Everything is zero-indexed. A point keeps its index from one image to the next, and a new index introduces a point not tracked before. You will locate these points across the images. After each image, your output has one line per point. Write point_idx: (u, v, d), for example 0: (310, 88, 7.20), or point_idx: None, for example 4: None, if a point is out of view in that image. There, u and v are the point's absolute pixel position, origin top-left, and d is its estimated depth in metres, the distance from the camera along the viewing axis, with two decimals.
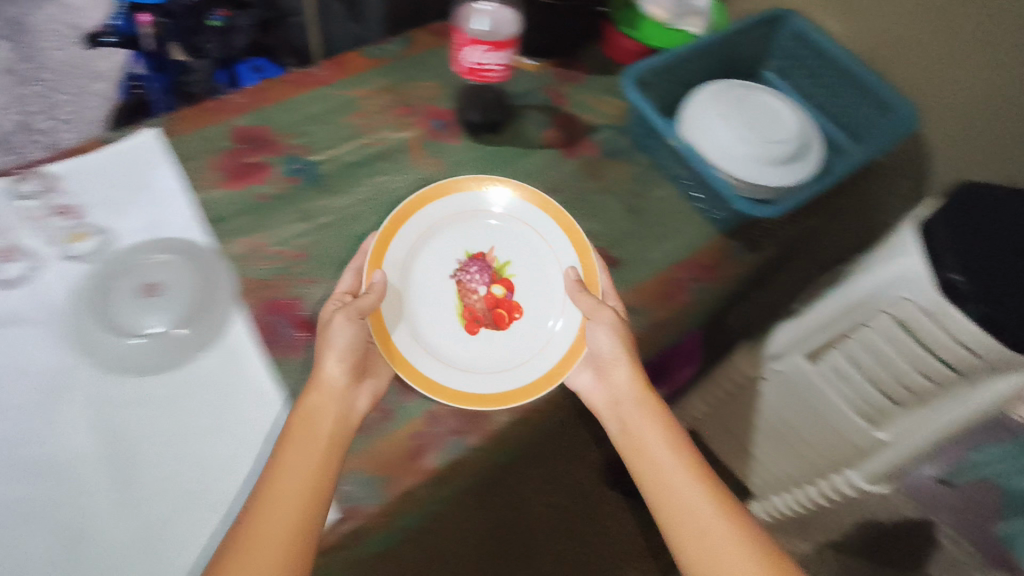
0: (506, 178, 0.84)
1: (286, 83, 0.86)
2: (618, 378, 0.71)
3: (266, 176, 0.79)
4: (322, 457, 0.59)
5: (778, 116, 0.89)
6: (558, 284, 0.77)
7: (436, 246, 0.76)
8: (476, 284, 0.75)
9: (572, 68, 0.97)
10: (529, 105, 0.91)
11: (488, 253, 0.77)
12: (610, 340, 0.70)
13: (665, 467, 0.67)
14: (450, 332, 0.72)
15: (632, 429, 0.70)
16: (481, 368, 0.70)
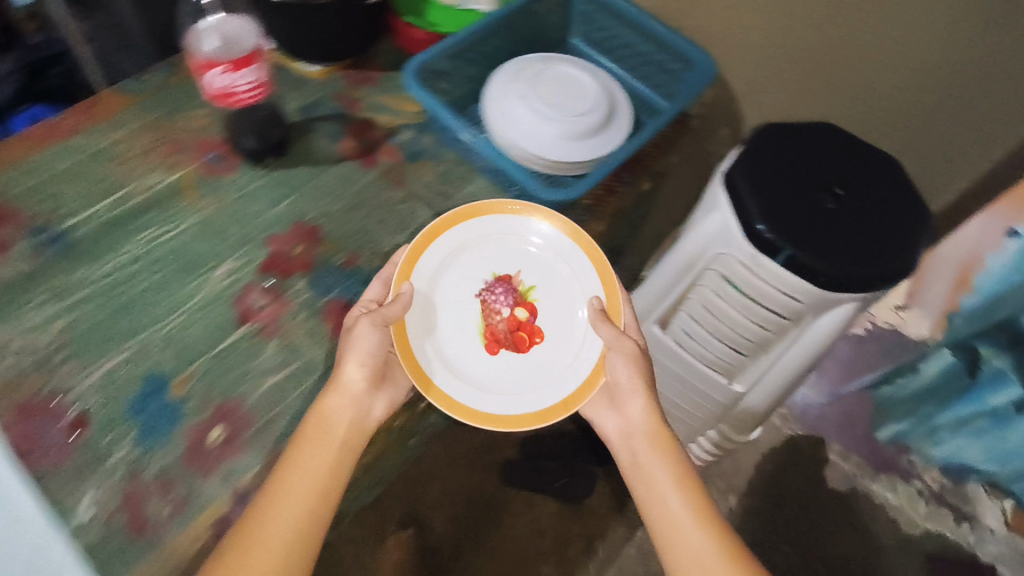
0: (297, 204, 0.76)
1: (21, 141, 0.74)
2: (633, 407, 0.66)
3: (7, 256, 0.68)
4: (314, 459, 0.58)
5: (579, 87, 0.86)
6: (559, 309, 0.72)
7: (472, 259, 0.72)
8: (500, 305, 0.71)
9: (363, 68, 0.90)
10: (318, 117, 0.84)
11: (515, 275, 0.72)
12: (628, 372, 0.66)
13: (659, 483, 0.63)
14: (466, 354, 0.69)
15: (654, 440, 0.65)
16: (487, 387, 0.68)
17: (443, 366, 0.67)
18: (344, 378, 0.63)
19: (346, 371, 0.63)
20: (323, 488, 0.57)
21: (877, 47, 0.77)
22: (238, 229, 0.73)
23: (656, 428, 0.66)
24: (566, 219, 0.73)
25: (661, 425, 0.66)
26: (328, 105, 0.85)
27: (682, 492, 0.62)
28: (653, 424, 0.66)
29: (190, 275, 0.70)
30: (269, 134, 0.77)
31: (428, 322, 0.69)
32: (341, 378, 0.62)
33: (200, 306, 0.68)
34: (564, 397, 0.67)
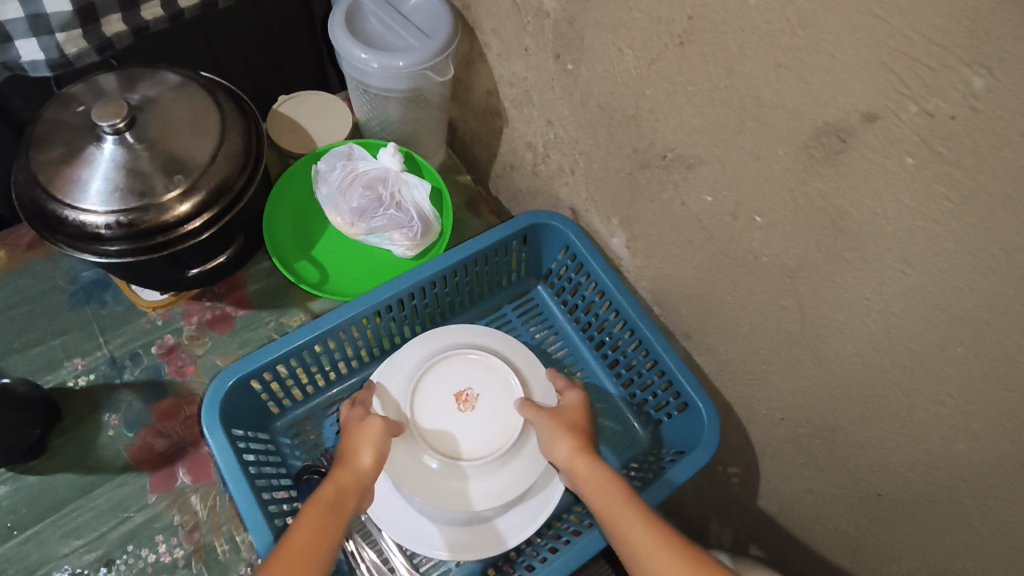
0: (37, 539, 0.53)
1: None
2: (557, 454, 0.50)
3: None
4: (298, 542, 0.40)
5: (469, 389, 0.56)
6: (444, 383, 0.56)
7: (441, 432, 0.54)
8: (463, 413, 0.55)
9: (221, 299, 0.63)
10: (125, 380, 0.59)
11: (438, 406, 0.55)
12: (557, 439, 0.50)
13: (608, 509, 0.45)
14: (488, 424, 0.55)
15: (578, 470, 0.48)
16: (489, 386, 0.56)
17: (488, 404, 0.55)
18: (356, 461, 0.46)
19: (362, 452, 0.47)
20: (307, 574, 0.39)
21: (989, 548, 0.42)
22: None
23: (579, 459, 0.48)
24: (427, 334, 0.59)
25: (587, 450, 0.49)
26: (146, 360, 0.60)
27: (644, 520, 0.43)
28: (572, 461, 0.49)
29: None
30: (31, 424, 0.54)
31: (480, 441, 0.54)
32: (350, 462, 0.46)
33: None
34: (488, 372, 0.57)
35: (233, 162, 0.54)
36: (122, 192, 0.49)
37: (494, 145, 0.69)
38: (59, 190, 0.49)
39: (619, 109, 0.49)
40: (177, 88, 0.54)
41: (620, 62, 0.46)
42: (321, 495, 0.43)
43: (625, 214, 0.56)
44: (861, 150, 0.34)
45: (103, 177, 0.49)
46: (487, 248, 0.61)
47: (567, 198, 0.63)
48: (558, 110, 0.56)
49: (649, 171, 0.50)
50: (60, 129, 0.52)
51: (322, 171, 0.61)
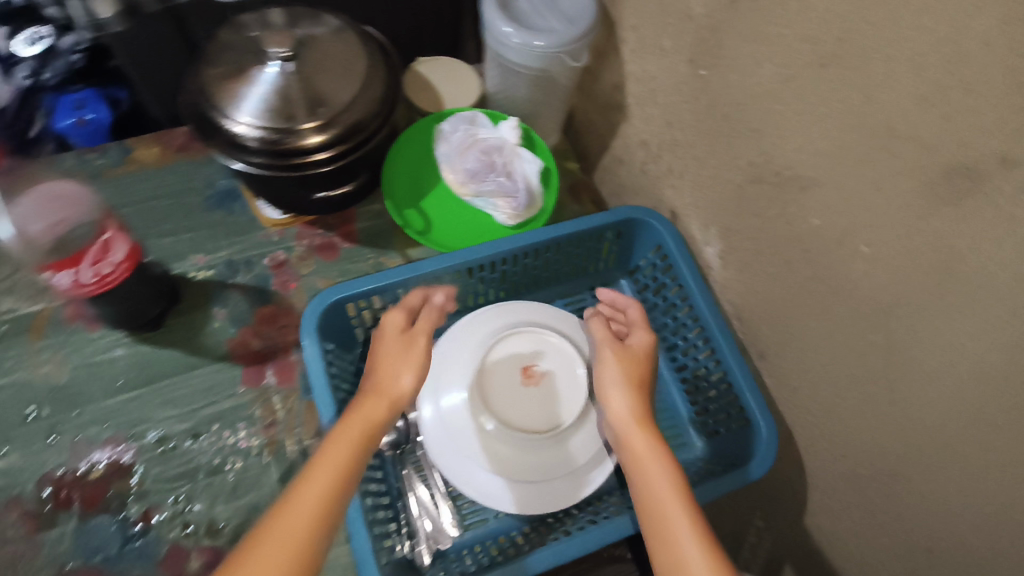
0: (140, 400, 0.60)
1: None
2: (612, 405, 0.49)
3: None
4: (339, 445, 0.42)
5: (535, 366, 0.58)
6: (512, 356, 0.59)
7: (501, 400, 0.57)
8: (525, 385, 0.58)
9: (330, 229, 0.69)
10: (237, 282, 0.66)
11: (503, 376, 0.58)
12: (617, 391, 0.49)
13: (650, 473, 0.43)
14: (547, 402, 0.57)
15: (630, 427, 0.47)
16: (553, 367, 0.59)
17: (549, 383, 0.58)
18: (397, 383, 0.48)
19: (403, 373, 0.49)
20: (337, 479, 0.40)
21: None
22: (58, 410, 0.59)
23: (635, 421, 0.47)
24: (502, 307, 0.62)
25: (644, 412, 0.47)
26: (257, 268, 0.66)
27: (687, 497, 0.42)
28: (630, 418, 0.47)
29: None
30: (155, 299, 0.61)
31: (536, 416, 0.57)
32: (391, 383, 0.48)
33: None
34: (556, 353, 0.59)
35: (372, 105, 0.59)
36: (275, 110, 0.55)
37: (609, 137, 0.71)
38: (222, 102, 0.56)
39: (744, 120, 0.50)
40: (336, 32, 0.60)
41: (757, 74, 0.47)
42: (356, 417, 0.44)
43: (727, 225, 0.57)
44: (993, 195, 0.34)
45: (260, 96, 0.55)
46: (583, 232, 0.64)
47: (670, 200, 0.64)
48: (681, 112, 0.57)
49: (761, 185, 0.51)
50: (233, 50, 0.58)
51: (444, 131, 0.65)
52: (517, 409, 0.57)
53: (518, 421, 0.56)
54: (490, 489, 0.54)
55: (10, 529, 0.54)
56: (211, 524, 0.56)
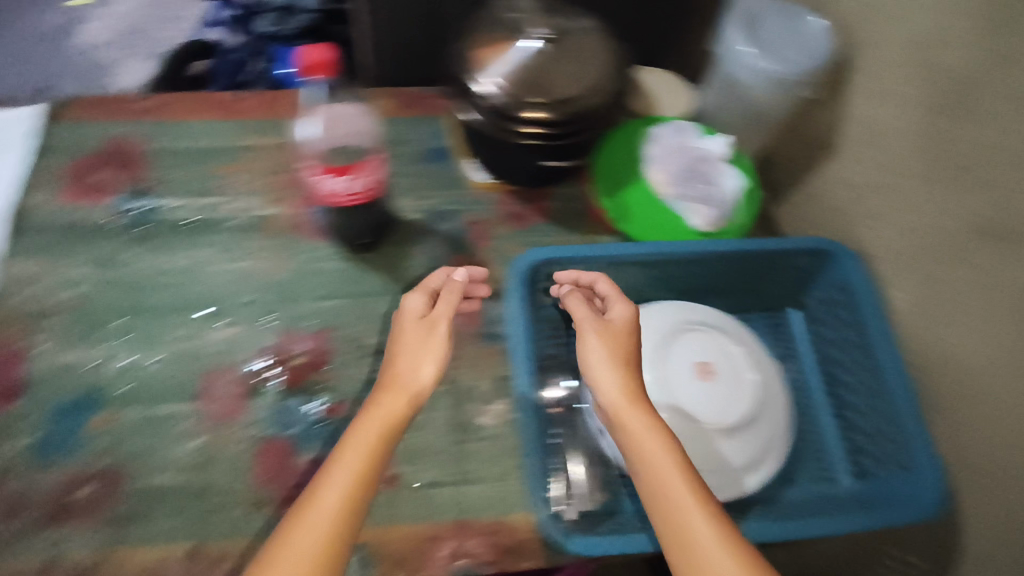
0: (342, 309, 0.67)
1: (196, 103, 0.78)
2: (607, 386, 0.52)
3: (103, 201, 0.71)
4: (363, 440, 0.49)
5: (707, 362, 0.61)
6: (688, 348, 0.62)
7: (670, 385, 0.60)
8: (694, 377, 0.60)
9: (527, 201, 0.75)
10: (439, 229, 0.73)
11: (676, 363, 0.61)
12: (611, 375, 0.53)
13: (655, 465, 0.48)
14: (712, 398, 0.59)
15: (625, 409, 0.51)
16: (723, 368, 0.61)
17: (718, 381, 0.60)
18: (419, 374, 0.54)
19: (424, 364, 0.54)
20: (362, 472, 0.48)
21: None
22: (273, 302, 0.67)
23: (626, 400, 0.51)
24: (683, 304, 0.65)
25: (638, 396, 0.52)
26: (457, 221, 0.73)
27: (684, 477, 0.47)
28: (623, 401, 0.51)
29: (197, 315, 0.66)
30: (373, 228, 0.70)
31: (700, 408, 0.59)
32: (412, 373, 0.54)
33: (176, 358, 0.64)
34: (728, 357, 0.62)
35: (607, 97, 0.64)
36: (518, 82, 0.62)
37: (806, 172, 0.73)
38: (479, 65, 0.63)
39: (981, 173, 0.52)
40: (589, 28, 0.66)
41: (1009, 130, 0.49)
42: (374, 419, 0.50)
43: (930, 273, 0.58)
44: None
45: (514, 67, 0.62)
46: (771, 252, 0.66)
47: (864, 241, 0.66)
48: (904, 157, 0.59)
49: (983, 239, 0.52)
50: (498, 26, 0.66)
51: (657, 134, 0.70)
52: (683, 396, 0.59)
53: (682, 407, 0.59)
54: (633, 462, 0.58)
55: (224, 390, 0.63)
56: None
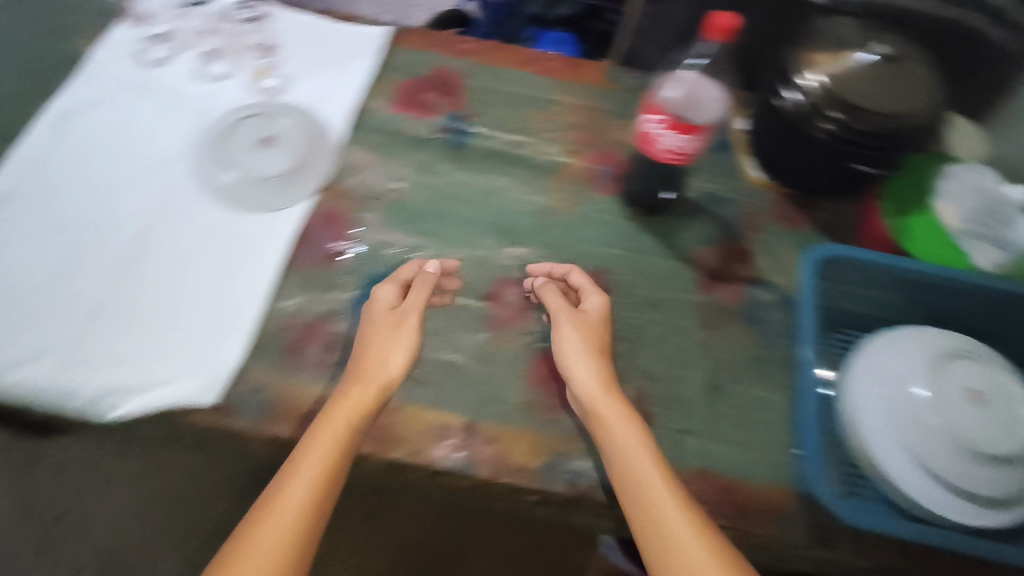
0: (618, 259, 0.74)
1: (512, 55, 0.88)
2: (576, 371, 0.61)
3: (428, 116, 0.81)
4: (323, 442, 0.55)
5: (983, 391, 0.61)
6: (964, 374, 0.62)
7: (942, 402, 0.60)
8: (968, 402, 0.60)
9: (799, 208, 0.79)
10: (713, 212, 0.78)
11: (951, 384, 0.61)
12: (587, 355, 0.62)
13: (625, 459, 0.56)
14: (985, 426, 0.59)
15: (597, 391, 0.60)
16: (999, 402, 0.61)
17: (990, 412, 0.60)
18: (388, 364, 0.60)
19: (393, 355, 0.60)
20: (330, 471, 0.54)
21: None
22: (559, 237, 0.75)
23: (602, 385, 0.60)
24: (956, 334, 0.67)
25: (609, 384, 0.60)
26: (730, 209, 0.78)
27: (653, 463, 0.56)
28: (596, 392, 0.60)
29: (495, 231, 0.74)
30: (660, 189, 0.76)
31: (971, 432, 0.59)
32: (382, 365, 0.60)
33: (475, 263, 0.72)
34: (1004, 392, 0.62)
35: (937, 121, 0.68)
36: (842, 87, 0.67)
37: None
38: (819, 66, 0.68)
39: None
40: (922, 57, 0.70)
41: None
42: (341, 408, 0.57)
43: None
44: None
45: (857, 74, 0.67)
46: None
47: None
48: None
49: None
50: (834, 41, 0.71)
51: (953, 172, 0.71)
52: (956, 416, 0.60)
53: (953, 426, 0.59)
54: (898, 468, 0.60)
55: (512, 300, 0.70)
56: (651, 372, 0.68)
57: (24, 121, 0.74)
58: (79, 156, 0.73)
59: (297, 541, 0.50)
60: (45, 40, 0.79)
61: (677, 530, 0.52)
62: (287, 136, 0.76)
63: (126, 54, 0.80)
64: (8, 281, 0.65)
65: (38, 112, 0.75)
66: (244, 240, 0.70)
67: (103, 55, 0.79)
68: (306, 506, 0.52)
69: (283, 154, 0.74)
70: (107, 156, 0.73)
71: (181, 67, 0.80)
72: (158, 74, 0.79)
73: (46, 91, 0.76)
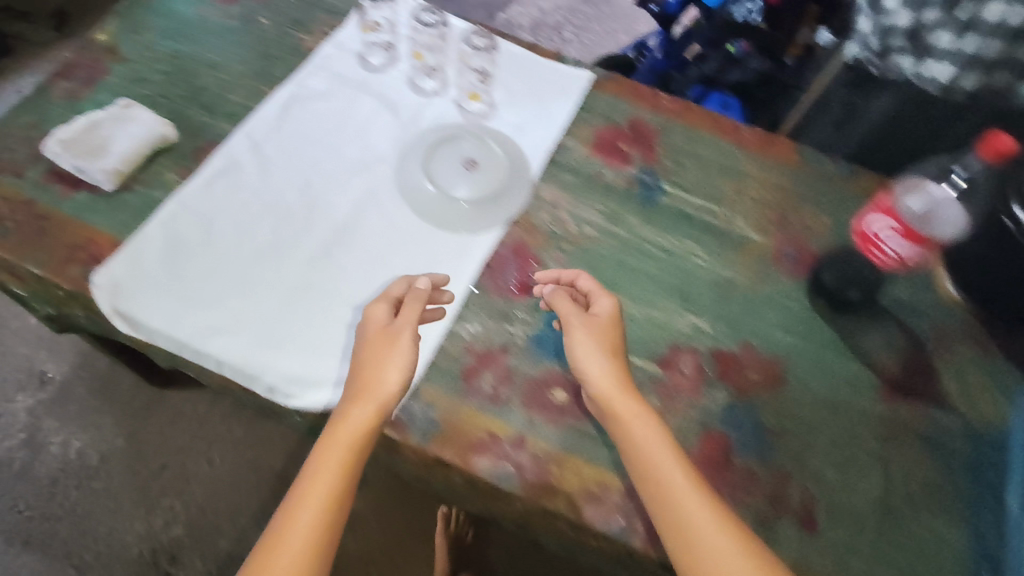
0: (795, 350, 0.72)
1: (708, 120, 0.88)
2: (591, 372, 0.62)
3: (620, 167, 0.82)
4: (331, 459, 0.57)
5: None
6: None
7: None
8: None
9: (993, 338, 0.74)
10: (903, 321, 0.74)
11: None
12: (599, 368, 0.62)
13: (649, 456, 0.58)
14: None
15: (616, 396, 0.61)
16: None
17: None
18: (384, 379, 0.59)
19: (388, 370, 0.60)
20: (336, 481, 0.56)
21: None
22: (738, 314, 0.73)
23: (618, 388, 0.62)
24: None
25: (626, 386, 0.62)
26: (921, 321, 0.74)
27: (678, 468, 0.58)
28: (610, 387, 0.62)
29: (675, 296, 0.73)
30: (850, 285, 0.74)
31: None
32: (380, 386, 0.59)
33: (652, 323, 0.71)
34: None
35: None
36: None
37: None
38: None
39: None
40: None
41: None
42: (345, 432, 0.57)
43: None
44: None
45: None
46: None
47: None
48: None
49: None
50: None
51: None
52: None
53: None
54: None
55: (685, 369, 0.69)
56: (820, 477, 0.64)
57: (252, 103, 0.79)
58: (297, 141, 0.76)
59: (316, 551, 0.53)
60: (286, 33, 0.86)
61: (687, 512, 0.56)
62: (488, 163, 0.77)
63: (352, 56, 0.84)
64: (216, 253, 0.67)
65: (268, 95, 0.79)
66: (434, 256, 0.71)
67: (331, 53, 0.84)
68: (322, 515, 0.55)
69: (483, 175, 0.76)
70: (322, 145, 0.76)
71: (397, 77, 0.83)
72: (378, 80, 0.83)
73: (277, 78, 0.82)
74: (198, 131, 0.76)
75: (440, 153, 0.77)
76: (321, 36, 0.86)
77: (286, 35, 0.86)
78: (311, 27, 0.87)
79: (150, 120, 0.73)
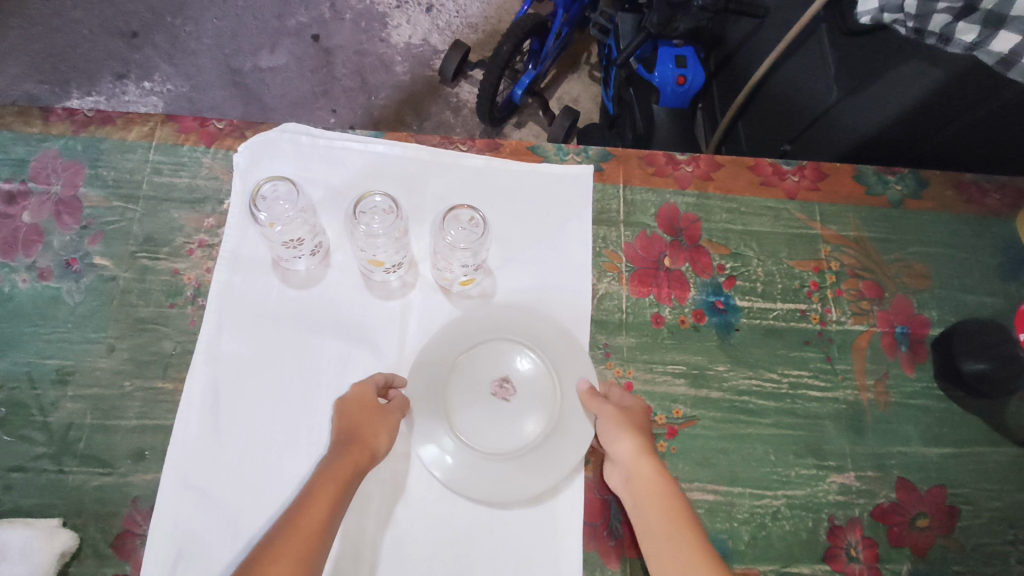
0: (953, 461, 0.61)
1: (744, 174, 0.68)
2: (617, 446, 0.52)
3: (680, 295, 0.62)
4: (325, 493, 0.46)
5: None
6: None
7: None
8: None
9: None
10: None
11: None
12: (626, 439, 0.52)
13: (665, 519, 0.49)
14: None
15: (640, 462, 0.52)
16: None
17: None
18: (373, 443, 0.50)
19: (380, 435, 0.51)
20: (334, 499, 0.47)
21: None
22: (876, 444, 0.60)
23: (646, 458, 0.52)
24: None
25: (652, 456, 0.52)
26: None
27: (691, 528, 0.49)
28: (637, 461, 0.52)
29: (810, 457, 0.59)
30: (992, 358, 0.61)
31: None
32: (369, 445, 0.50)
33: (801, 504, 0.57)
34: None
35: None
36: None
37: None
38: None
39: None
40: None
41: None
42: (342, 468, 0.48)
43: None
44: None
45: None
46: None
47: None
48: None
49: None
50: None
51: None
52: None
53: None
54: None
55: (858, 550, 0.56)
56: None
57: (154, 420, 0.52)
58: (258, 457, 0.52)
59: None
60: (145, 269, 0.56)
61: None
62: (522, 376, 0.56)
63: (267, 270, 0.57)
64: None
65: (179, 397, 0.52)
66: (521, 549, 0.53)
67: (236, 280, 0.56)
68: (331, 515, 0.46)
69: (529, 403, 0.55)
70: (297, 446, 0.52)
71: (345, 288, 0.57)
72: (319, 296, 0.57)
73: (171, 355, 0.54)
74: (98, 506, 0.49)
75: (454, 389, 0.55)
76: (200, 253, 0.57)
77: (146, 272, 0.56)
78: (177, 241, 0.57)
79: (29, 541, 0.46)
